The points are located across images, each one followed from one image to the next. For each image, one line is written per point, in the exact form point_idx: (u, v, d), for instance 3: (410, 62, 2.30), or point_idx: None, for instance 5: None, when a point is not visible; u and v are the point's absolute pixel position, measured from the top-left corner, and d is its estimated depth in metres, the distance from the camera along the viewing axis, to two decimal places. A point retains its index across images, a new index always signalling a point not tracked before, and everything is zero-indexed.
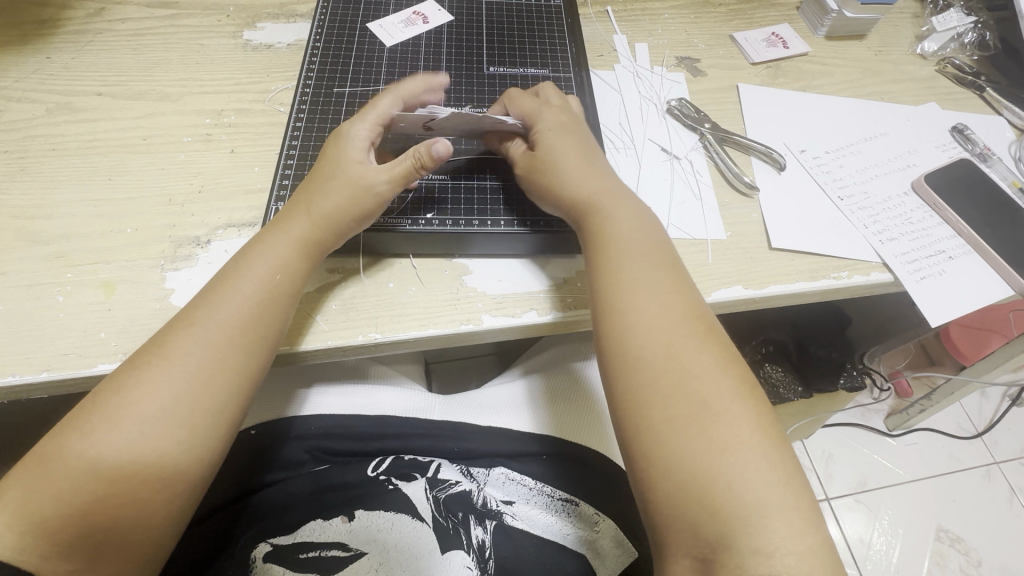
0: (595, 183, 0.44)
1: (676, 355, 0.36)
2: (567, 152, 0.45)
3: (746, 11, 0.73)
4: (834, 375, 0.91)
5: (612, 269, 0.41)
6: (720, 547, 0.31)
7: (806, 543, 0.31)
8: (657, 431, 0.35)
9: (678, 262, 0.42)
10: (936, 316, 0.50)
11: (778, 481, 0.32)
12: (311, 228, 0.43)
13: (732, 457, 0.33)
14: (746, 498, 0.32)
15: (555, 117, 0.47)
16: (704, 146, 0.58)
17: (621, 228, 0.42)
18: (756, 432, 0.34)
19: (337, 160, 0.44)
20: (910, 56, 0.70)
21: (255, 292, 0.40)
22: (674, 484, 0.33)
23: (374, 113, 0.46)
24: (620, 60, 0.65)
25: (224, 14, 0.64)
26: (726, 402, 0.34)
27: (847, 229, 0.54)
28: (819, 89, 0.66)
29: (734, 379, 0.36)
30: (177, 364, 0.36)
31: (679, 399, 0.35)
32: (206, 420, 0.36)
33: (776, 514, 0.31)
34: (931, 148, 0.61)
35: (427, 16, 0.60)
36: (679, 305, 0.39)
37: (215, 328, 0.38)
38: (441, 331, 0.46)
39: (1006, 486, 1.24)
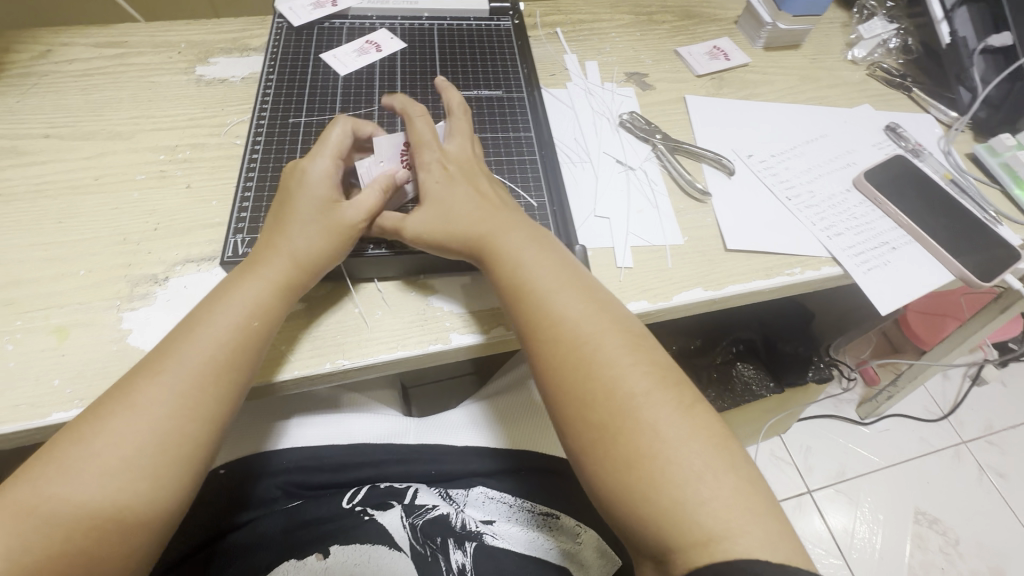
0: (480, 220, 0.44)
1: (574, 388, 0.37)
2: (449, 198, 0.45)
3: (689, 27, 0.77)
4: (803, 368, 0.95)
5: (515, 304, 0.41)
6: (669, 548, 0.32)
7: (745, 526, 0.31)
8: (588, 449, 0.35)
9: (585, 280, 0.42)
10: (885, 304, 0.53)
11: (692, 477, 0.32)
12: (287, 270, 0.42)
13: (643, 467, 0.33)
14: (665, 499, 0.32)
15: (439, 171, 0.46)
16: (657, 156, 0.61)
17: (519, 255, 0.42)
18: (675, 433, 0.34)
19: (309, 202, 0.44)
20: (841, 62, 0.75)
21: (227, 336, 0.39)
22: (609, 498, 0.34)
23: (330, 147, 0.46)
24: (572, 78, 0.67)
25: (175, 51, 0.64)
26: (633, 416, 0.35)
27: (797, 228, 0.57)
28: (761, 97, 0.69)
29: (634, 389, 0.36)
30: (142, 414, 0.35)
31: (590, 423, 0.36)
32: (173, 468, 0.35)
33: (695, 513, 0.31)
34: (868, 147, 0.65)
35: (380, 43, 0.61)
36: (575, 329, 0.39)
37: (183, 374, 0.37)
38: (410, 352, 0.45)
39: (975, 464, 1.28)
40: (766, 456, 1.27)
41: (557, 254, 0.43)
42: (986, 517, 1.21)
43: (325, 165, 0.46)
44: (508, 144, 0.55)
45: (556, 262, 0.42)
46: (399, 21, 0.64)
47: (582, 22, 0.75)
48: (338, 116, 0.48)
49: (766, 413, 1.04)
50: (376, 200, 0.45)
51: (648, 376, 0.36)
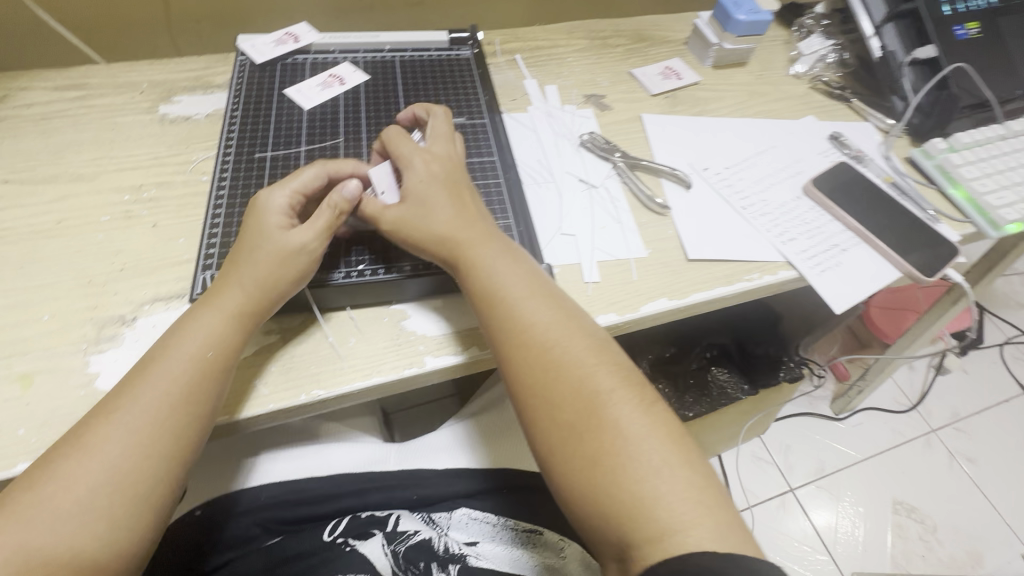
0: (459, 228, 0.45)
1: (543, 390, 0.38)
2: (432, 201, 0.46)
3: (641, 49, 0.80)
4: (773, 369, 0.98)
5: (492, 311, 0.42)
6: (630, 546, 0.33)
7: (697, 519, 0.32)
8: (555, 450, 0.36)
9: (556, 290, 0.44)
10: (840, 303, 0.56)
11: (651, 472, 0.34)
12: (244, 300, 0.42)
13: (607, 464, 0.34)
14: (625, 495, 0.33)
15: (424, 168, 0.48)
16: (617, 173, 0.63)
17: (494, 265, 0.44)
18: (640, 430, 0.35)
19: (261, 232, 0.44)
20: (785, 77, 0.79)
21: (182, 372, 0.39)
22: (575, 499, 0.35)
23: (294, 181, 0.46)
24: (532, 102, 0.70)
25: (137, 91, 0.65)
26: (600, 414, 0.36)
27: (753, 235, 0.60)
28: (713, 113, 0.73)
29: (600, 388, 0.37)
30: (97, 455, 0.35)
31: (558, 424, 0.37)
32: (133, 508, 0.35)
33: (656, 505, 0.33)
34: (814, 156, 0.69)
35: (343, 77, 0.62)
36: (545, 334, 0.40)
37: (138, 412, 0.37)
38: (385, 378, 0.46)
39: (945, 451, 1.33)
40: (748, 459, 1.29)
41: (528, 264, 0.45)
42: (959, 501, 1.26)
43: (281, 199, 0.46)
44: (473, 169, 0.57)
45: (528, 271, 0.44)
46: (361, 54, 0.66)
47: (539, 48, 0.78)
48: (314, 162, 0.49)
49: (743, 415, 1.07)
50: (325, 221, 0.44)
51: (612, 378, 0.38)
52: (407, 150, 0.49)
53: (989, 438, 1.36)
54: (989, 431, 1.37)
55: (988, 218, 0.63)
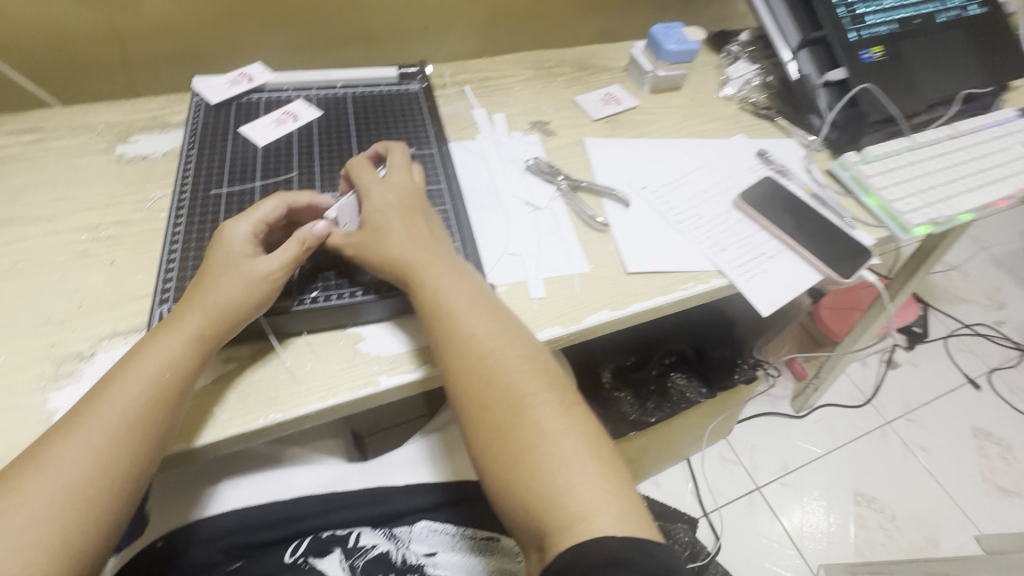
0: (411, 249, 0.49)
1: (477, 395, 0.42)
2: (386, 227, 0.50)
3: (584, 77, 0.86)
4: (729, 373, 1.03)
5: (436, 325, 0.46)
6: (545, 534, 0.37)
7: (604, 506, 0.37)
8: (484, 448, 0.41)
9: (498, 305, 0.48)
10: (767, 306, 0.61)
11: (565, 466, 0.38)
12: (204, 323, 0.44)
13: (526, 460, 0.39)
14: (542, 488, 0.38)
15: (380, 196, 0.52)
16: (561, 195, 0.68)
17: (439, 283, 0.47)
18: (558, 428, 0.40)
19: (226, 259, 0.47)
20: (717, 99, 0.86)
21: (138, 392, 0.41)
22: (499, 491, 0.40)
23: (255, 214, 0.50)
24: (481, 130, 0.74)
25: (94, 133, 0.66)
26: (523, 416, 0.40)
27: (687, 247, 0.64)
28: (651, 135, 0.79)
29: (526, 392, 0.42)
30: (52, 473, 0.37)
31: (489, 424, 0.41)
32: (86, 523, 0.37)
33: (567, 495, 0.37)
34: (743, 172, 0.75)
35: (297, 114, 0.66)
36: (483, 344, 0.44)
37: (93, 431, 0.39)
38: (341, 399, 0.48)
39: (900, 441, 1.40)
40: (715, 460, 1.32)
41: (474, 279, 0.49)
42: (915, 489, 1.32)
43: (245, 229, 0.49)
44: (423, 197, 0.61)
45: (472, 286, 0.48)
46: (315, 91, 0.69)
47: (488, 79, 0.82)
48: (273, 194, 0.52)
49: (705, 418, 1.11)
50: (292, 252, 0.48)
51: (537, 382, 0.42)
52: (368, 181, 0.53)
53: (939, 427, 1.43)
54: (939, 420, 1.44)
55: (898, 223, 0.70)
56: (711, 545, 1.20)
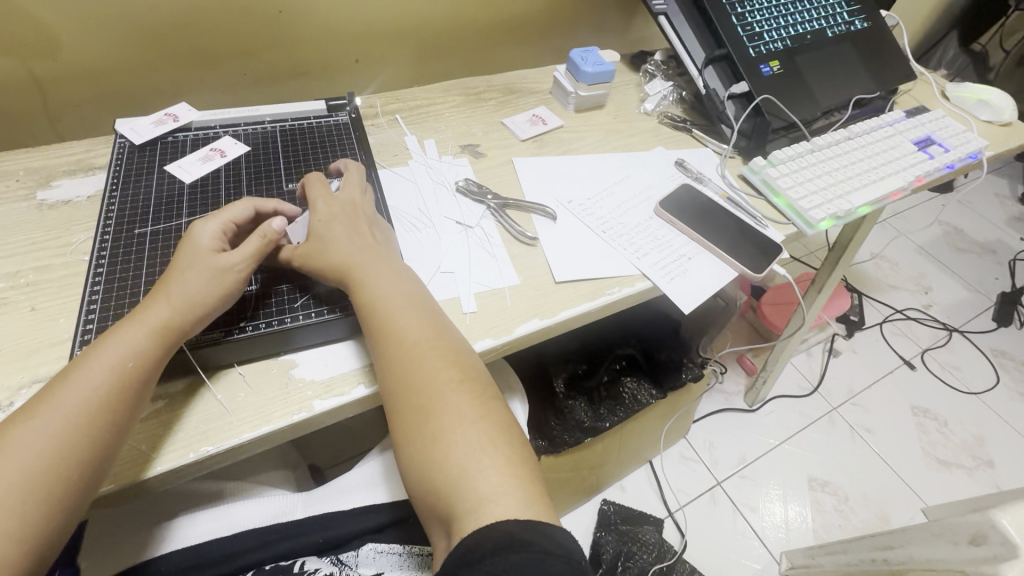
0: (353, 254, 0.53)
1: (405, 379, 0.45)
2: (330, 234, 0.54)
3: (512, 101, 0.90)
4: (677, 372, 1.09)
5: (372, 320, 0.49)
6: (452, 516, 0.39)
7: (507, 491, 0.39)
8: (406, 428, 0.43)
9: (434, 306, 0.52)
10: (688, 303, 0.65)
11: (476, 450, 0.41)
12: (167, 314, 0.46)
13: (442, 441, 0.41)
14: (453, 469, 0.40)
15: (327, 206, 0.56)
16: (491, 213, 0.70)
17: (378, 284, 0.51)
18: (475, 413, 0.43)
19: (195, 253, 0.49)
20: (639, 115, 0.91)
21: (101, 380, 0.42)
22: (415, 472, 0.42)
23: (224, 214, 0.53)
24: (412, 156, 0.77)
25: (13, 179, 0.65)
26: (444, 400, 0.43)
27: (612, 255, 0.68)
28: (577, 151, 0.83)
29: (450, 379, 0.45)
30: (8, 460, 0.38)
31: (412, 408, 0.44)
32: (43, 508, 0.38)
33: (475, 476, 0.40)
34: (662, 180, 0.80)
35: (224, 150, 0.67)
36: (413, 336, 0.47)
37: (55, 416, 0.40)
38: (275, 425, 0.49)
39: (847, 426, 1.47)
40: (676, 459, 1.36)
41: (409, 281, 0.53)
42: (864, 470, 1.39)
43: (214, 227, 0.52)
44: None
45: (407, 288, 0.52)
46: (242, 127, 0.70)
47: (419, 107, 0.86)
48: (244, 199, 0.56)
49: (660, 419, 1.16)
50: (255, 246, 0.50)
51: (461, 371, 0.46)
52: (318, 194, 0.57)
53: (880, 408, 1.52)
54: (880, 402, 1.53)
55: (803, 218, 0.76)
56: (678, 543, 1.22)
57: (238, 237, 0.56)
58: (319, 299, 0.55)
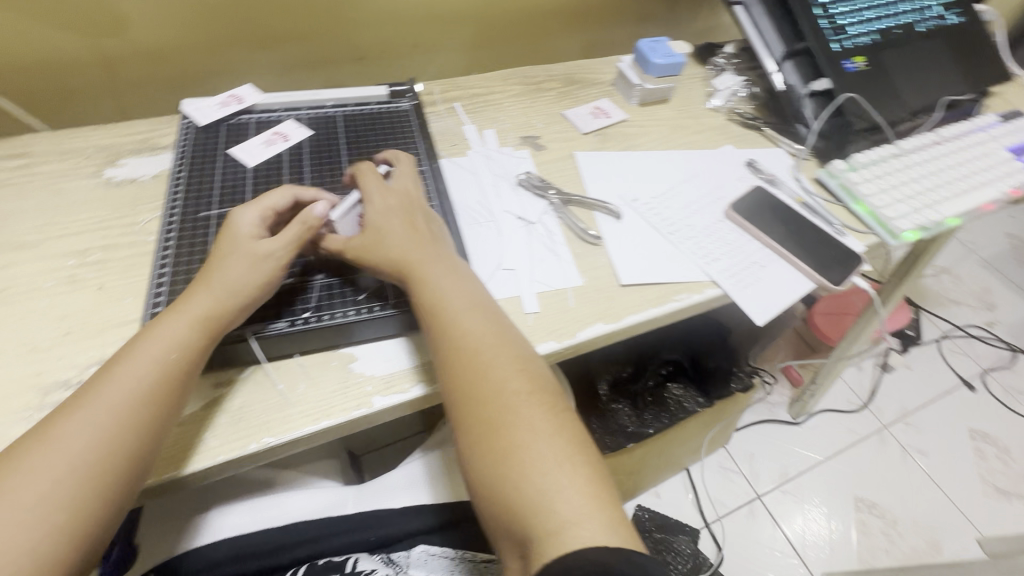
0: (409, 249, 0.51)
1: (469, 389, 0.43)
2: (387, 228, 0.52)
3: (573, 91, 0.87)
4: (725, 381, 1.04)
5: (433, 324, 0.47)
6: (528, 537, 0.37)
7: (587, 511, 0.37)
8: (472, 442, 0.41)
9: (495, 309, 0.49)
10: (761, 315, 0.61)
11: (552, 467, 0.39)
12: (209, 304, 0.45)
13: (514, 456, 0.39)
14: (527, 488, 0.38)
15: (384, 200, 0.54)
16: (553, 209, 0.68)
17: (438, 285, 0.49)
18: (547, 427, 0.41)
19: (235, 241, 0.49)
20: (706, 111, 0.86)
21: (145, 372, 0.41)
22: (482, 487, 0.40)
23: (263, 202, 0.53)
24: (472, 146, 0.74)
25: (82, 156, 0.66)
26: (513, 413, 0.41)
27: (681, 258, 0.65)
28: (640, 147, 0.79)
29: (518, 390, 0.43)
30: (57, 452, 0.37)
31: (478, 419, 0.42)
32: (93, 500, 0.37)
33: (554, 496, 0.37)
34: (732, 181, 0.75)
35: (287, 134, 0.66)
36: (477, 342, 0.45)
37: (100, 409, 0.39)
38: (336, 421, 0.47)
39: (898, 446, 1.40)
40: (715, 469, 1.32)
41: (469, 280, 0.51)
42: (915, 493, 1.32)
43: (253, 215, 0.52)
44: None
45: (466, 288, 0.50)
46: (305, 111, 0.69)
47: (478, 95, 0.83)
48: (283, 187, 0.56)
49: (702, 428, 1.11)
50: (295, 232, 0.50)
51: (529, 381, 0.43)
52: (373, 186, 0.55)
53: (935, 429, 1.44)
54: (935, 423, 1.45)
55: (886, 228, 0.71)
56: (714, 556, 1.19)
57: (278, 226, 0.56)
58: (381, 293, 0.54)
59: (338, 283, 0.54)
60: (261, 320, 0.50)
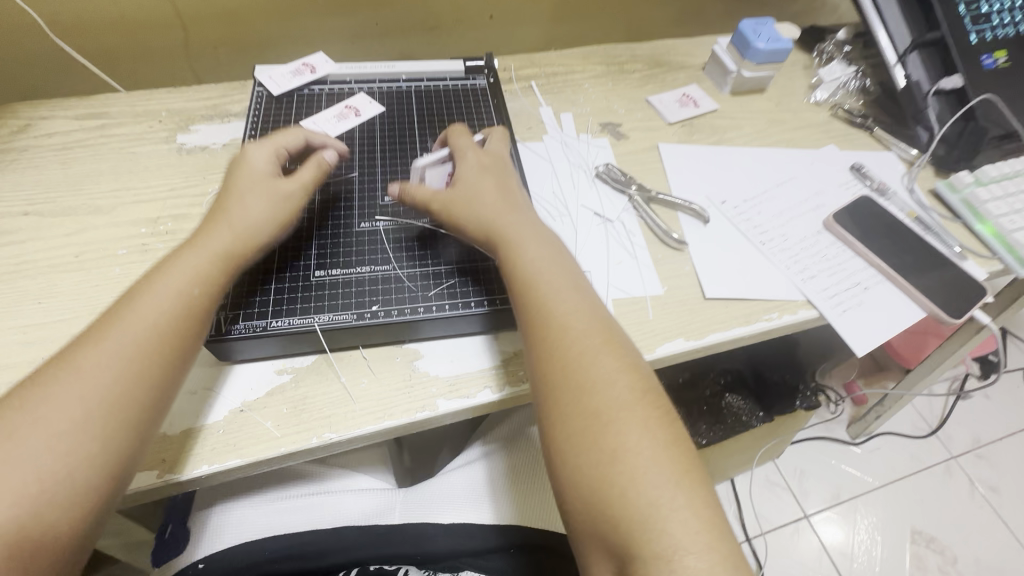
0: (505, 218, 0.48)
1: (570, 376, 0.41)
2: (479, 192, 0.49)
3: (659, 75, 0.79)
4: (790, 397, 0.97)
5: (533, 296, 0.44)
6: (632, 558, 0.35)
7: (699, 540, 0.35)
8: (573, 436, 0.39)
9: (590, 290, 0.46)
10: (862, 346, 0.55)
11: (662, 483, 0.36)
12: (230, 241, 0.44)
13: (623, 464, 0.37)
14: (638, 503, 0.36)
15: (475, 162, 0.52)
16: (633, 207, 0.62)
17: (535, 258, 0.46)
18: (654, 436, 0.38)
19: (250, 177, 0.47)
20: (806, 104, 0.78)
21: (168, 305, 0.39)
22: (578, 493, 0.38)
23: (275, 139, 0.51)
24: (548, 131, 0.69)
25: (156, 120, 0.65)
26: (619, 412, 0.39)
27: (773, 272, 0.58)
28: (731, 142, 0.72)
29: (622, 386, 0.40)
30: (84, 380, 0.35)
31: (583, 411, 0.39)
32: (123, 430, 0.35)
33: (667, 516, 0.35)
34: (836, 188, 0.68)
35: (359, 108, 0.62)
36: (578, 324, 0.43)
37: (126, 340, 0.37)
38: (397, 422, 0.45)
39: (966, 479, 1.29)
40: (761, 483, 1.26)
41: (563, 258, 0.48)
42: (980, 532, 1.22)
43: (266, 152, 0.50)
44: None
45: (561, 268, 0.47)
46: (378, 84, 0.66)
47: (556, 74, 0.77)
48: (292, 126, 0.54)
49: (757, 441, 1.03)
50: (313, 172, 0.50)
51: (634, 381, 0.41)
52: (465, 148, 0.53)
53: (1011, 466, 1.32)
54: (1011, 459, 1.33)
55: (1017, 256, 0.61)
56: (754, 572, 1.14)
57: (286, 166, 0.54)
58: (455, 288, 0.50)
59: (411, 274, 0.50)
60: (329, 310, 0.47)
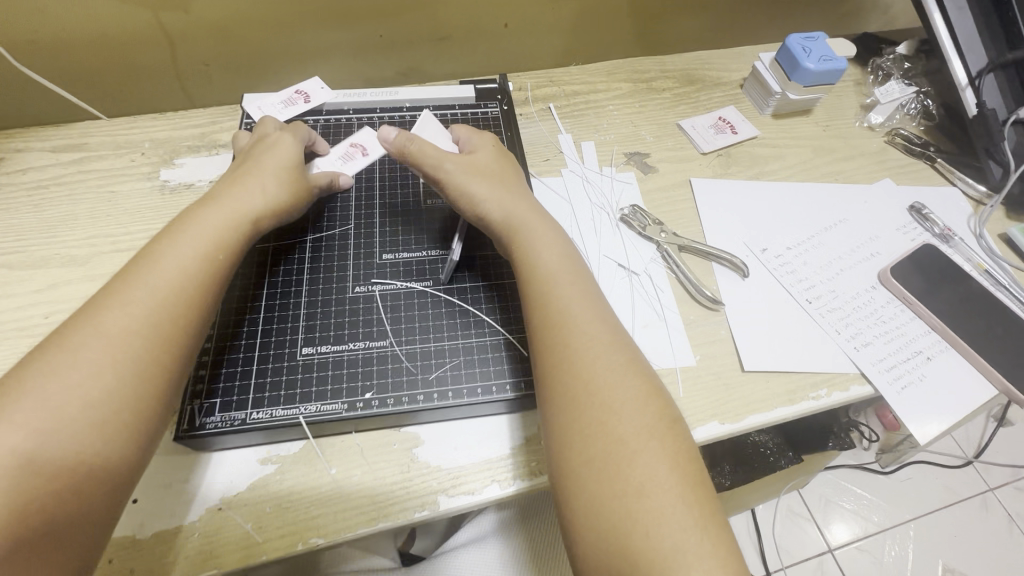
0: (521, 221, 0.46)
1: (588, 389, 0.36)
2: (492, 189, 0.47)
3: (692, 94, 0.71)
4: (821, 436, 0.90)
5: (548, 303, 0.41)
6: None
7: None
8: (589, 459, 0.34)
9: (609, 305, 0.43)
10: (923, 429, 0.48)
11: (689, 524, 0.31)
12: (259, 202, 0.44)
13: (646, 500, 0.32)
14: (660, 544, 0.30)
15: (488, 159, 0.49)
16: (662, 256, 0.55)
17: (554, 265, 0.43)
18: (679, 470, 0.33)
19: (275, 156, 0.47)
20: (858, 129, 0.69)
21: (202, 249, 0.39)
22: (587, 524, 0.32)
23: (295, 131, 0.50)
24: (567, 162, 0.62)
25: (138, 152, 0.60)
26: (643, 439, 0.34)
27: (820, 338, 0.52)
28: (773, 174, 0.64)
29: (645, 407, 0.36)
30: (129, 309, 0.35)
31: (603, 436, 0.34)
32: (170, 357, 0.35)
33: (693, 565, 0.30)
34: (892, 232, 0.60)
35: (366, 146, 0.55)
36: (598, 336, 0.39)
37: (166, 275, 0.37)
38: (392, 524, 0.40)
39: (1004, 513, 1.22)
40: (784, 514, 1.20)
41: (581, 268, 0.44)
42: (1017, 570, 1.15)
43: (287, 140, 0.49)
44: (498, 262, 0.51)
45: (580, 277, 0.43)
46: (379, 114, 0.59)
47: (576, 94, 0.70)
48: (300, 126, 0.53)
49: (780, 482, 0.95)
50: (327, 181, 0.50)
51: (657, 403, 0.36)
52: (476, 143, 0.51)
53: None
54: None
55: None
56: None
57: None
58: (459, 365, 0.45)
59: (411, 351, 0.45)
60: (318, 400, 0.42)
